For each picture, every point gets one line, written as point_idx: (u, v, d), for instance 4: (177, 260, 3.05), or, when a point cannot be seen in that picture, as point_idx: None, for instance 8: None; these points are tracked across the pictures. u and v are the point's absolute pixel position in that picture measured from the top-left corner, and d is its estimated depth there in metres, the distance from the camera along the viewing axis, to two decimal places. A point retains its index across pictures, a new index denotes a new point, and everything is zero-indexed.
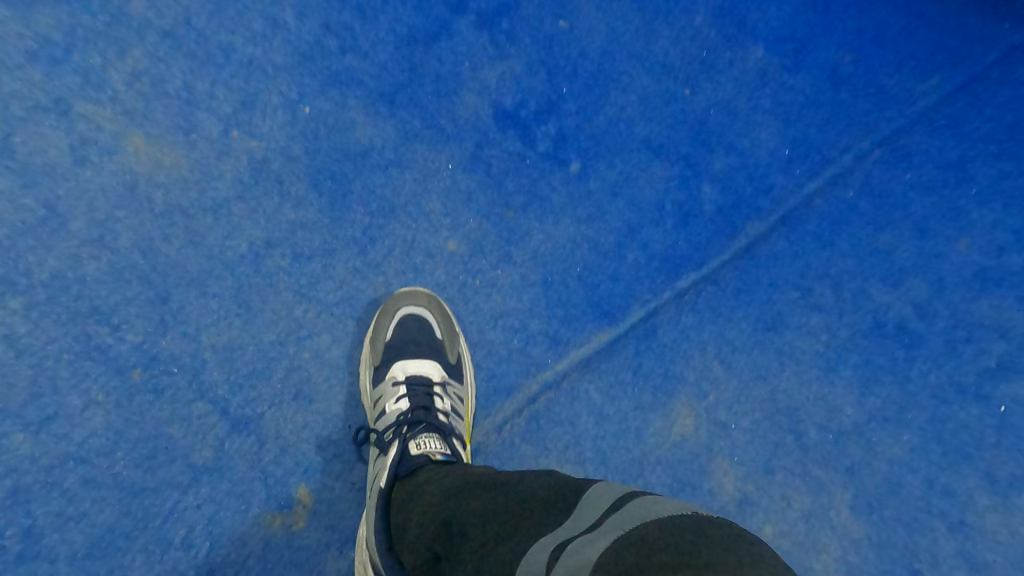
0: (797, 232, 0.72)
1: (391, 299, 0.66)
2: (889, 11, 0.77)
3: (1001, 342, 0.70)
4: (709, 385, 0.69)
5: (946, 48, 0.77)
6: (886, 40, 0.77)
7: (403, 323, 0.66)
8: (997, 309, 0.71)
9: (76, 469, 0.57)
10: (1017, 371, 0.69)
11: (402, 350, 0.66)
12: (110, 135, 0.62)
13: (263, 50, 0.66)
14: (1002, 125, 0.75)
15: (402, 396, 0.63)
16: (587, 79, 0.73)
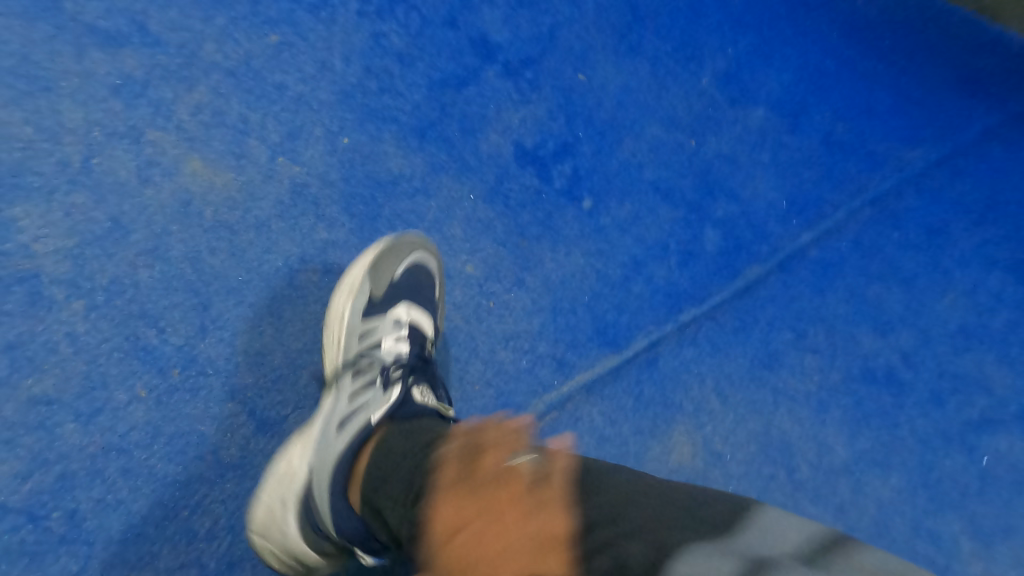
0: (792, 278, 0.77)
1: (408, 241, 0.65)
2: (883, 89, 0.83)
3: (982, 396, 0.75)
4: (707, 416, 0.73)
5: (931, 125, 0.83)
6: (876, 114, 0.83)
7: (415, 266, 0.66)
8: (976, 364, 0.76)
9: (80, 460, 0.56)
10: (997, 425, 0.75)
11: (406, 290, 0.65)
12: (173, 154, 0.65)
13: (312, 89, 0.69)
14: (978, 200, 0.82)
15: (404, 339, 0.64)
16: (600, 126, 0.75)
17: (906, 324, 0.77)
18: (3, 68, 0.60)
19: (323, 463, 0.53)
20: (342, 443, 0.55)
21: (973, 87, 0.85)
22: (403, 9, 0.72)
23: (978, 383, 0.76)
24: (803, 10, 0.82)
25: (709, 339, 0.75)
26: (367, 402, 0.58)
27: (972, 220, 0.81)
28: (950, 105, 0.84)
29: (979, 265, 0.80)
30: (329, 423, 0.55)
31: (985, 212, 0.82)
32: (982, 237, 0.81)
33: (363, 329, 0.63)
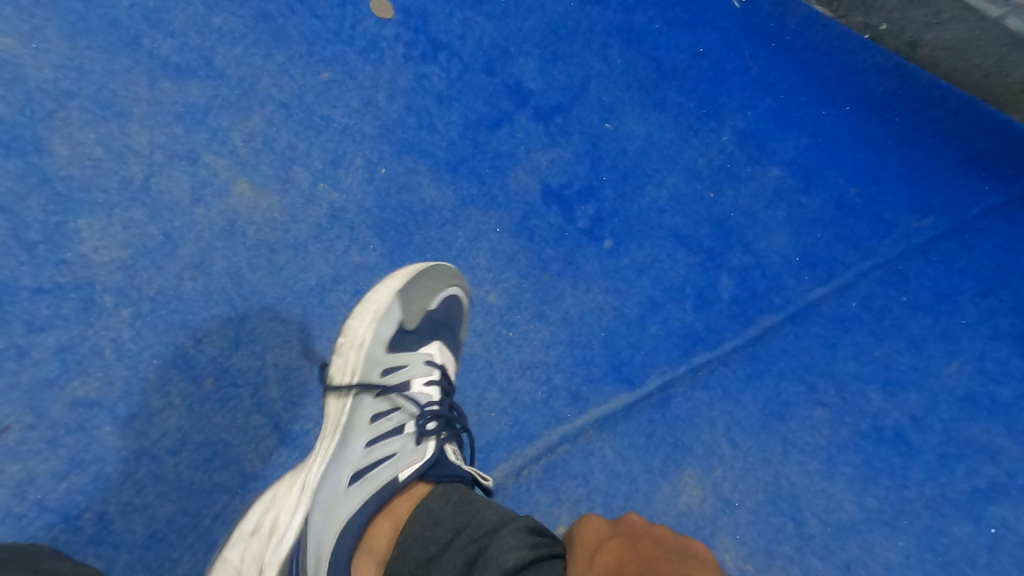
0: (805, 329, 0.77)
1: (439, 272, 0.68)
2: (897, 154, 0.81)
3: (994, 464, 0.75)
4: (717, 461, 0.74)
5: (943, 194, 0.80)
6: (887, 179, 0.81)
7: (448, 301, 0.69)
8: (987, 432, 0.75)
9: (118, 462, 0.61)
10: (1008, 494, 0.74)
11: (435, 329, 0.68)
12: (224, 176, 0.69)
13: (356, 123, 0.74)
14: (986, 272, 0.79)
15: (434, 382, 0.66)
16: (624, 171, 0.79)
17: (918, 385, 0.76)
18: (84, 95, 0.67)
19: (322, 517, 0.54)
20: (355, 500, 0.56)
21: (994, 159, 0.81)
22: (445, 54, 0.77)
23: (990, 452, 0.75)
24: (820, 76, 0.81)
25: (722, 383, 0.76)
26: (387, 452, 0.60)
27: (979, 291, 0.79)
28: (968, 175, 0.81)
29: (993, 335, 0.78)
30: (337, 473, 0.57)
31: (994, 284, 0.79)
32: (990, 308, 0.79)
33: (389, 363, 0.65)
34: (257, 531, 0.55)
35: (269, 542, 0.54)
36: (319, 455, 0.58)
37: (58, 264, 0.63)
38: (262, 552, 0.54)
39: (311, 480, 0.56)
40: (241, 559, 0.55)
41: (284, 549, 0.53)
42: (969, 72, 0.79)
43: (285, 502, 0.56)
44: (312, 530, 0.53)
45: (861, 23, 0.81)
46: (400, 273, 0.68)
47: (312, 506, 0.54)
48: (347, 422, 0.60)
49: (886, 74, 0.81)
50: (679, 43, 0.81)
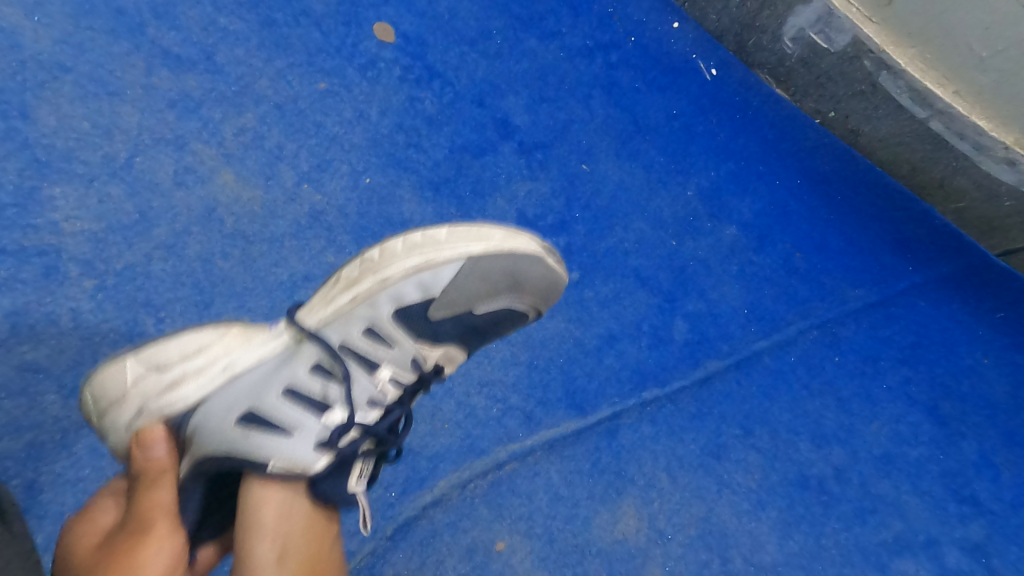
0: (746, 376, 0.83)
1: (513, 280, 0.63)
2: (836, 228, 0.89)
3: (904, 521, 0.80)
4: (655, 493, 0.78)
5: (872, 269, 0.89)
6: (828, 250, 0.88)
7: (490, 313, 0.64)
8: (898, 490, 0.81)
9: (58, 432, 0.61)
10: (913, 549, 0.80)
11: (455, 327, 0.64)
12: (209, 165, 0.71)
13: (347, 133, 0.78)
14: (904, 343, 0.87)
15: (400, 382, 0.64)
16: (595, 211, 0.84)
17: (841, 439, 0.82)
18: (79, 72, 0.69)
19: (216, 419, 0.57)
20: (240, 438, 0.56)
21: (919, 242, 0.90)
22: (439, 82, 0.82)
23: (901, 509, 0.81)
24: (775, 150, 0.90)
25: (667, 420, 0.80)
26: (298, 422, 0.58)
27: (899, 358, 0.86)
28: (897, 255, 0.89)
29: (910, 400, 0.85)
30: (250, 392, 0.58)
31: (912, 355, 0.87)
32: (907, 376, 0.86)
33: (386, 329, 0.62)
34: (164, 370, 0.56)
35: (167, 391, 0.56)
36: (263, 348, 0.58)
37: (26, 228, 0.64)
38: (152, 395, 0.55)
39: (237, 367, 0.57)
40: (136, 385, 0.55)
41: (173, 409, 0.55)
42: (899, 163, 0.89)
43: (206, 367, 0.57)
44: (205, 413, 0.57)
45: (812, 109, 0.90)
46: (489, 237, 0.62)
47: (217, 397, 0.57)
48: (302, 347, 0.59)
49: (832, 157, 0.90)
50: (655, 102, 0.89)
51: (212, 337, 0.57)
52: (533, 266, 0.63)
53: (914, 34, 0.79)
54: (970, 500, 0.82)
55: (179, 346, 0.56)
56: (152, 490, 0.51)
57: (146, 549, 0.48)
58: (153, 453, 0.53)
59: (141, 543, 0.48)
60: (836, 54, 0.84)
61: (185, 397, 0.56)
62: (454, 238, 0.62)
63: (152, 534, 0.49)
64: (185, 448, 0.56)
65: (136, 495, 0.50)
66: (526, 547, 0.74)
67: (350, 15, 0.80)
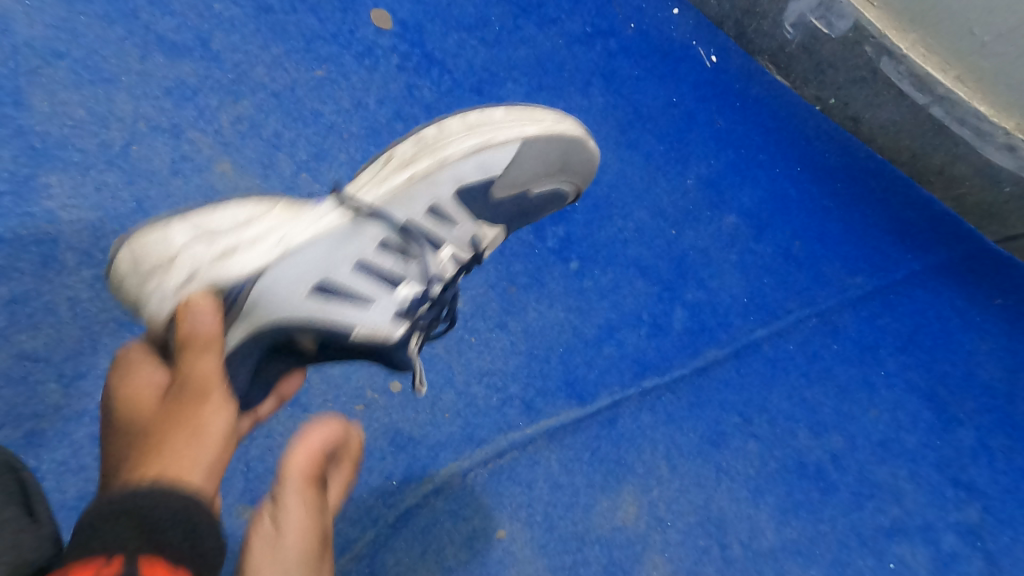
0: (745, 365, 0.83)
1: (563, 163, 0.69)
2: (835, 216, 0.89)
3: (901, 507, 0.81)
4: (654, 481, 0.78)
5: (872, 257, 0.89)
6: (827, 238, 0.88)
7: (541, 194, 0.70)
8: (897, 476, 0.82)
9: (58, 420, 0.61)
10: (910, 534, 0.80)
11: (508, 209, 0.68)
12: (206, 154, 0.71)
13: (345, 121, 0.77)
14: (903, 332, 0.87)
15: (460, 260, 0.66)
16: (595, 200, 0.84)
17: (840, 426, 0.83)
18: (73, 57, 0.68)
19: (278, 288, 0.55)
20: (311, 307, 0.57)
21: (918, 230, 0.90)
22: (438, 69, 0.82)
23: (899, 495, 0.81)
24: (775, 138, 0.89)
25: (666, 408, 0.80)
26: (369, 290, 0.60)
27: (897, 347, 0.87)
28: (896, 243, 0.89)
29: (909, 388, 0.85)
30: (315, 263, 0.57)
31: (910, 343, 0.87)
32: (905, 364, 0.86)
33: (446, 207, 0.64)
34: (215, 237, 0.54)
35: (219, 260, 0.53)
36: (319, 220, 0.57)
37: (20, 216, 0.63)
38: (204, 262, 0.53)
39: (293, 241, 0.55)
40: (184, 251, 0.53)
41: (226, 277, 0.53)
42: (900, 150, 0.88)
43: (261, 237, 0.55)
44: (264, 283, 0.55)
45: (812, 96, 0.90)
46: (542, 121, 0.67)
47: (276, 268, 0.55)
48: (363, 219, 0.58)
49: (832, 145, 0.90)
50: (655, 90, 0.88)
51: (265, 210, 0.56)
52: (580, 150, 0.69)
53: (914, 19, 0.79)
54: (966, 486, 0.83)
55: (230, 216, 0.55)
56: (197, 357, 0.47)
57: (205, 412, 0.45)
58: (203, 319, 0.49)
59: (198, 406, 0.44)
60: (836, 39, 0.84)
61: (240, 267, 0.54)
62: (511, 117, 0.67)
63: (211, 399, 0.45)
64: (244, 316, 0.54)
65: (188, 359, 0.46)
66: (527, 534, 0.74)
67: (347, 3, 0.80)
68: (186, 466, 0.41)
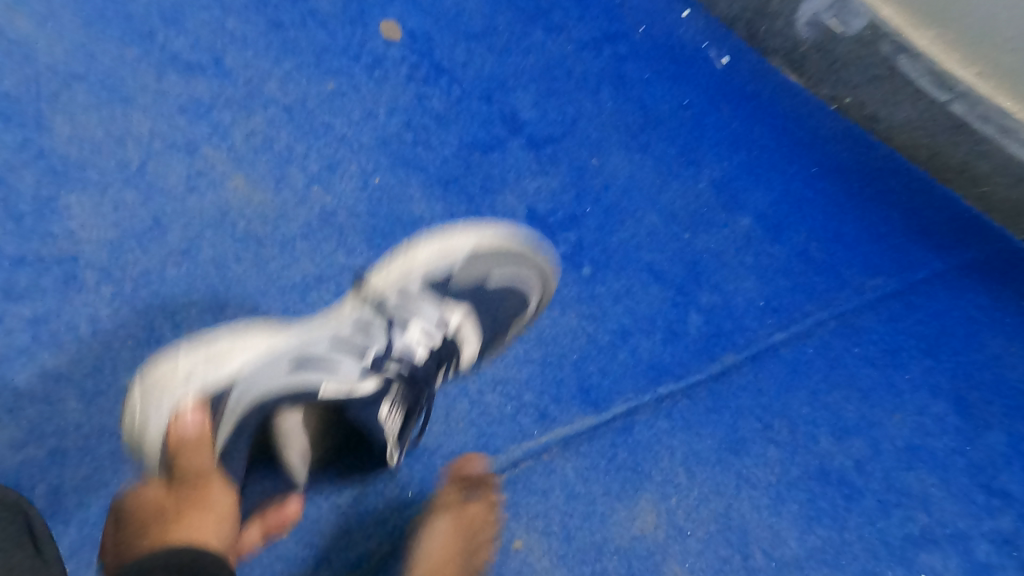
0: (764, 369, 0.82)
1: (523, 254, 0.76)
2: (853, 216, 0.87)
3: (932, 513, 0.79)
4: (672, 489, 0.77)
5: (892, 258, 0.87)
6: (845, 239, 0.86)
7: (504, 289, 0.74)
8: (926, 481, 0.80)
9: (80, 435, 0.62)
10: (942, 542, 0.78)
11: (478, 296, 0.74)
12: (221, 169, 0.72)
13: (355, 133, 0.78)
14: (928, 333, 0.85)
15: (428, 348, 0.70)
16: (607, 205, 0.84)
17: (866, 431, 0.81)
18: (90, 78, 0.69)
19: (259, 377, 0.61)
20: (285, 386, 0.61)
21: (939, 228, 0.88)
22: (446, 78, 0.82)
23: (929, 501, 0.79)
24: (789, 139, 0.88)
25: (683, 415, 0.79)
26: (341, 367, 0.64)
27: (922, 349, 0.84)
28: (917, 242, 0.87)
29: (936, 390, 0.83)
30: (295, 352, 0.63)
31: (936, 345, 0.85)
32: (932, 366, 0.84)
33: (416, 292, 0.70)
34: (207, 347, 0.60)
35: (208, 364, 0.59)
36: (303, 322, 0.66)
37: (43, 236, 0.64)
38: (197, 368, 0.59)
39: (278, 341, 0.63)
40: (180, 365, 0.59)
41: (216, 378, 0.59)
42: (920, 148, 0.86)
43: (247, 341, 0.61)
44: (246, 382, 0.60)
45: (828, 95, 0.88)
46: (496, 231, 0.75)
47: (259, 363, 0.61)
48: (337, 310, 0.67)
49: (848, 144, 0.88)
50: (665, 92, 0.87)
51: (248, 324, 0.63)
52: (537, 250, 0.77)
53: (932, 15, 0.77)
54: (999, 492, 0.80)
55: (223, 327, 0.62)
56: (195, 453, 0.53)
57: (213, 492, 0.52)
58: (191, 420, 0.55)
59: (205, 491, 0.52)
60: (851, 38, 0.82)
61: (227, 370, 0.60)
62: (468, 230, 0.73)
63: (213, 482, 0.53)
64: (231, 409, 0.59)
65: (183, 459, 0.52)
66: (543, 544, 0.74)
67: (355, 14, 0.80)
68: (206, 531, 0.49)
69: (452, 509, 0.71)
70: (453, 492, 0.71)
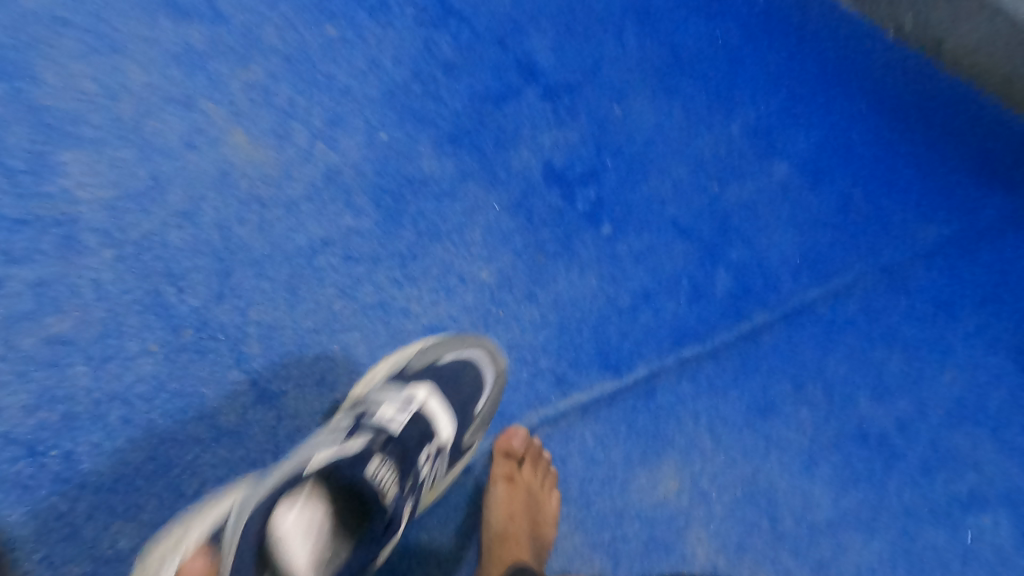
0: (797, 330, 0.77)
1: (466, 339, 0.70)
2: (903, 159, 0.82)
3: (976, 473, 0.75)
4: (697, 454, 0.73)
5: (949, 202, 0.81)
6: (895, 185, 0.81)
7: (458, 361, 0.67)
8: (972, 442, 0.76)
9: (85, 399, 0.59)
10: (987, 504, 0.74)
11: (441, 379, 0.66)
12: (220, 125, 0.68)
13: (359, 84, 0.74)
14: (988, 282, 0.80)
15: (406, 414, 0.61)
16: (628, 158, 0.79)
17: (906, 391, 0.76)
18: (78, 24, 0.65)
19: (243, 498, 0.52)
20: (263, 484, 0.51)
21: (999, 169, 0.82)
22: (456, 22, 0.77)
23: (972, 461, 0.75)
24: (835, 77, 0.82)
25: (709, 378, 0.75)
26: (317, 448, 0.55)
27: (978, 301, 0.79)
28: (975, 186, 0.82)
29: (988, 347, 0.78)
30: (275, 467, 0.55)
31: (995, 296, 0.80)
32: (987, 319, 0.79)
33: (379, 390, 0.64)
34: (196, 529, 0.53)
35: (207, 520, 0.53)
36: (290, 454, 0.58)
37: (39, 196, 0.62)
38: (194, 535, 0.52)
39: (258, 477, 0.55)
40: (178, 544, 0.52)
41: (210, 532, 0.51)
42: (995, 69, 0.81)
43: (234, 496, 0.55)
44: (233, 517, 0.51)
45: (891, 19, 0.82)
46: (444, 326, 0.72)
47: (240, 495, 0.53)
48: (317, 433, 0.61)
49: (901, 79, 0.83)
50: (695, 30, 0.81)
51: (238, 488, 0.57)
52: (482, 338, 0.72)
53: None
54: None
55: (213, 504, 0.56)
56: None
57: None
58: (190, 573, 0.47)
59: None
60: None
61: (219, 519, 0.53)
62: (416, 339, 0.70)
63: None
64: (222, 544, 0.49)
65: None
66: (562, 512, 0.69)
67: None
68: None
69: (504, 479, 0.68)
70: (501, 467, 0.69)
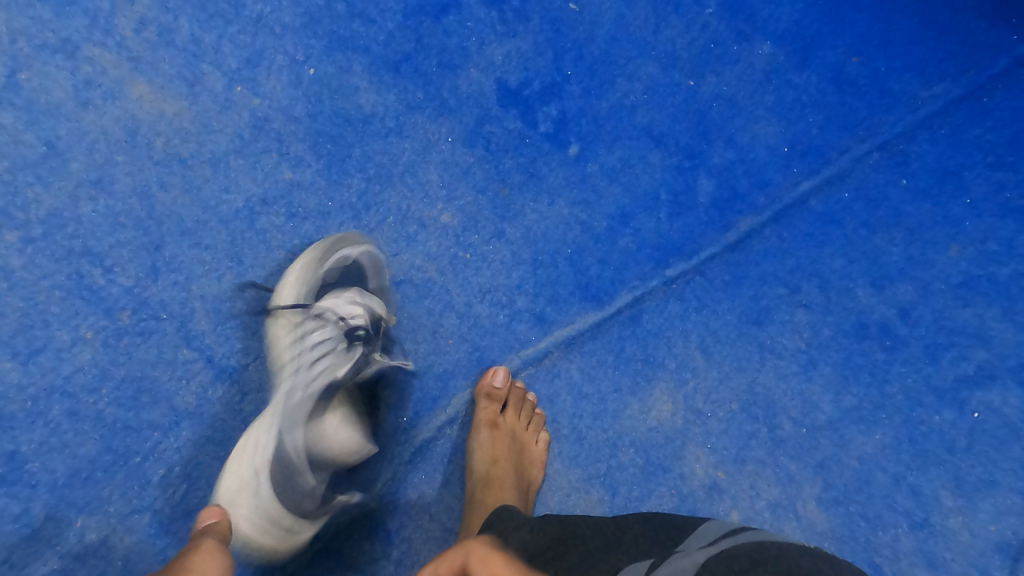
0: (787, 230, 0.72)
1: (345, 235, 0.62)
2: (900, 14, 0.77)
3: (982, 350, 0.72)
4: (689, 373, 0.70)
5: (954, 56, 0.76)
6: (894, 45, 0.76)
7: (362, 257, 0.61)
8: (980, 317, 0.73)
9: (20, 396, 0.55)
10: (994, 380, 0.71)
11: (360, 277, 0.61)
12: (114, 75, 0.60)
13: (273, 12, 0.64)
14: (1002, 137, 0.75)
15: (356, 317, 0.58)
16: (591, 63, 0.71)
17: (905, 277, 0.73)
18: None
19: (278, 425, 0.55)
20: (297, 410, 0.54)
21: (1005, 13, 0.77)
22: None
23: (979, 338, 0.72)
24: None
25: (697, 295, 0.71)
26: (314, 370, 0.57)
27: (991, 163, 0.75)
28: (981, 34, 0.77)
29: (1001, 212, 0.74)
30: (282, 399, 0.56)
31: (1010, 154, 0.75)
32: (999, 182, 0.75)
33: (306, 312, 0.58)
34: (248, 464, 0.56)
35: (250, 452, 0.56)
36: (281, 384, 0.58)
37: None
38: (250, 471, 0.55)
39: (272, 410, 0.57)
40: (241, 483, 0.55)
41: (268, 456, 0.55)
42: None
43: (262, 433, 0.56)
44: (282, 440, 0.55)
45: None
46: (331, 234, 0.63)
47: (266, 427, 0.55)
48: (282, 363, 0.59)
49: None
50: None
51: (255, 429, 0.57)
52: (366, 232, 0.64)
53: None
54: None
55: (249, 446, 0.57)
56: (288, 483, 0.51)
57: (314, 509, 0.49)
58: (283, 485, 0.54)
59: None
60: None
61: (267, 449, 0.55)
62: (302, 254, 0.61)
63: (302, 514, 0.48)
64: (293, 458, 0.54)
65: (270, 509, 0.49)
66: (555, 448, 0.67)
67: None
68: None
69: (488, 424, 0.64)
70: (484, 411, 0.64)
